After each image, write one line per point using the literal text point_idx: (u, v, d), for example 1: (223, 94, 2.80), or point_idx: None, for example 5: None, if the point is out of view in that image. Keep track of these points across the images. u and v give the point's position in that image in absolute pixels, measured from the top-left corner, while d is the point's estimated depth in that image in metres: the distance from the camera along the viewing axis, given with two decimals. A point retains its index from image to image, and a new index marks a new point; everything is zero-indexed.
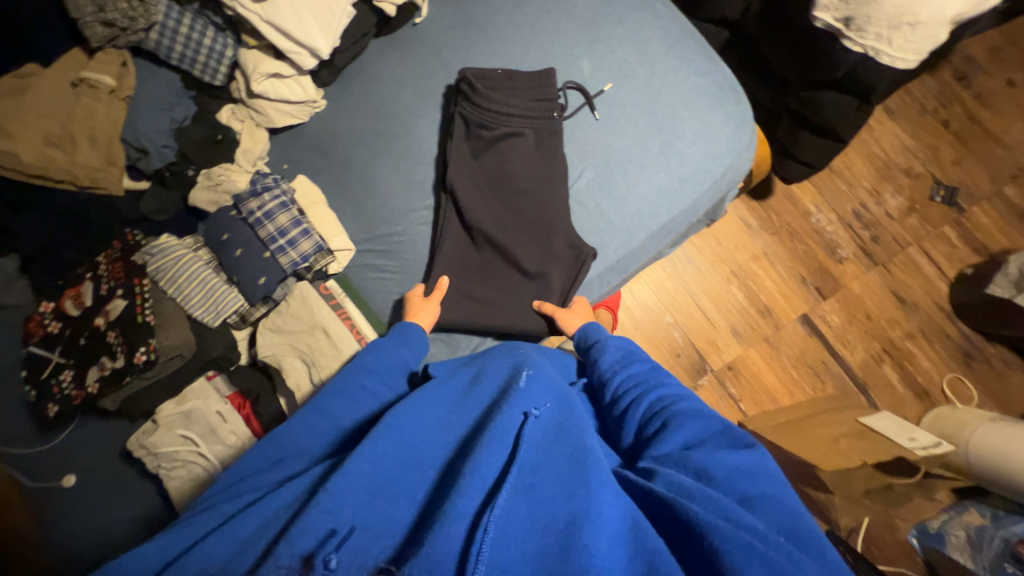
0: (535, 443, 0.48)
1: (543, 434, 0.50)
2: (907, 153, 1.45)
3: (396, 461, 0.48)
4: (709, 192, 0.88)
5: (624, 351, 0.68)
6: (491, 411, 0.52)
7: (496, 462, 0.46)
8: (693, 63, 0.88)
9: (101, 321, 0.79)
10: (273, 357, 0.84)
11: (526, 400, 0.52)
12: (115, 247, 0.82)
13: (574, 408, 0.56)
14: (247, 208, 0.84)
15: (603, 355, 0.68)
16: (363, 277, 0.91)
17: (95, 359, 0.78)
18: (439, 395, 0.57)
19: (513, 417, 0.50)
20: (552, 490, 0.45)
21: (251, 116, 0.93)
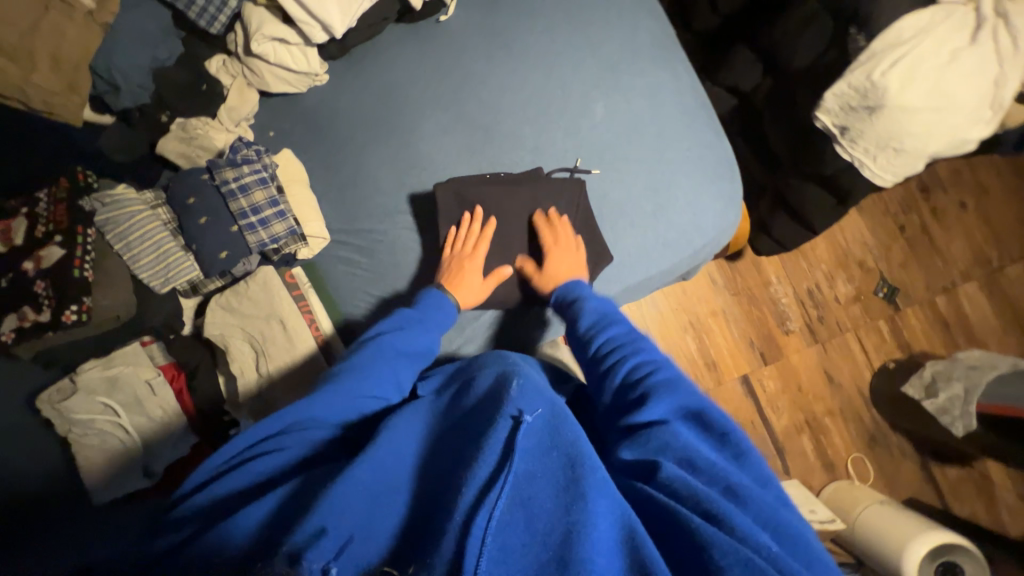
0: (527, 453, 0.47)
1: (535, 440, 0.48)
2: (865, 247, 1.58)
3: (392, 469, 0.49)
4: (687, 259, 0.91)
5: (602, 315, 0.70)
6: (481, 420, 0.51)
7: (488, 466, 0.45)
8: (701, 133, 0.90)
9: (30, 267, 0.70)
10: (219, 337, 0.79)
11: (514, 403, 0.50)
12: (61, 184, 0.73)
13: (567, 410, 0.53)
14: (221, 176, 0.78)
15: (581, 317, 0.71)
16: (334, 268, 0.88)
17: (11, 307, 0.69)
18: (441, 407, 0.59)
19: (499, 423, 0.48)
20: (541, 502, 0.43)
21: (244, 74, 0.87)
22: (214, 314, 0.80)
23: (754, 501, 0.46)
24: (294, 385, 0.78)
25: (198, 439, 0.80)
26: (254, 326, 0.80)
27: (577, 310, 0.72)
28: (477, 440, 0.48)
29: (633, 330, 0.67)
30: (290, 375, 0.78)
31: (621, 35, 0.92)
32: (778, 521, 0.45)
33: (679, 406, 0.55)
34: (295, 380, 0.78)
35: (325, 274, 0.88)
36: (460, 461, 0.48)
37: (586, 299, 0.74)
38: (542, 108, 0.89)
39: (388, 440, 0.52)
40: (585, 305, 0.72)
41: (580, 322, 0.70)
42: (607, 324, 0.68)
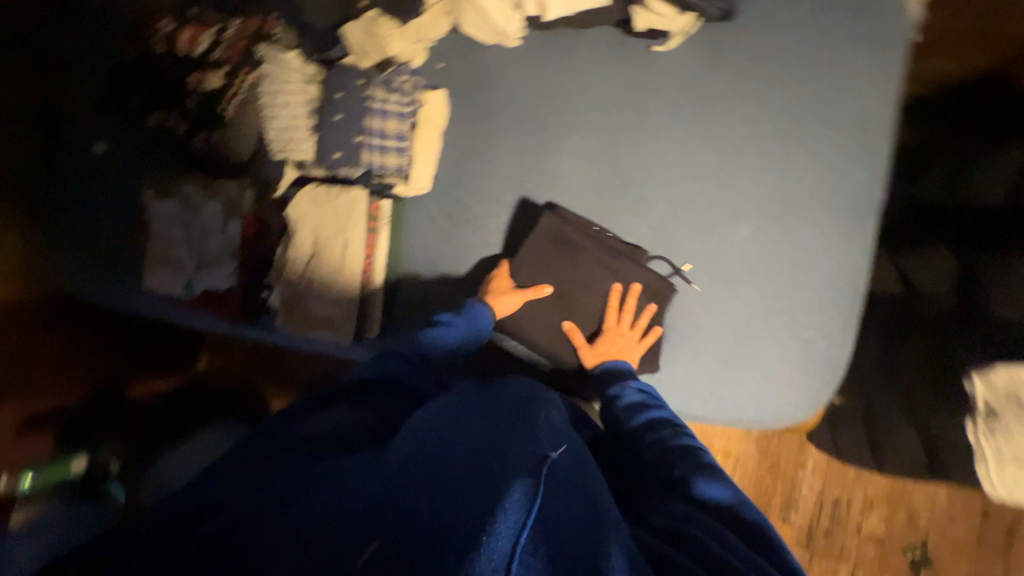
0: (556, 484, 0.41)
1: (563, 479, 0.43)
2: (926, 502, 1.39)
3: (423, 443, 0.46)
4: (727, 423, 0.80)
5: (647, 396, 0.69)
6: (507, 432, 0.47)
7: (512, 478, 0.39)
8: (832, 317, 0.77)
9: (194, 82, 0.81)
10: (293, 222, 0.83)
11: (542, 436, 0.47)
12: (249, 25, 0.81)
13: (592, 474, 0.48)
14: (372, 90, 0.80)
15: (624, 393, 0.70)
16: (416, 218, 0.89)
17: (169, 105, 0.82)
18: (484, 398, 0.58)
19: (531, 443, 0.45)
20: (567, 536, 0.38)
21: (449, 2, 0.87)
22: (297, 196, 0.83)
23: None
24: (328, 298, 0.84)
25: (236, 285, 0.88)
26: (319, 229, 0.83)
27: (621, 387, 0.71)
28: (502, 449, 0.44)
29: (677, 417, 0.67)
30: (330, 287, 0.84)
31: (823, 172, 0.79)
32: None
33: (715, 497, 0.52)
34: (330, 293, 0.84)
35: (405, 220, 0.89)
36: (480, 459, 0.43)
37: (630, 377, 0.74)
38: (691, 196, 0.82)
39: (418, 421, 0.51)
40: (629, 383, 0.72)
41: (624, 397, 0.69)
42: (649, 406, 0.68)
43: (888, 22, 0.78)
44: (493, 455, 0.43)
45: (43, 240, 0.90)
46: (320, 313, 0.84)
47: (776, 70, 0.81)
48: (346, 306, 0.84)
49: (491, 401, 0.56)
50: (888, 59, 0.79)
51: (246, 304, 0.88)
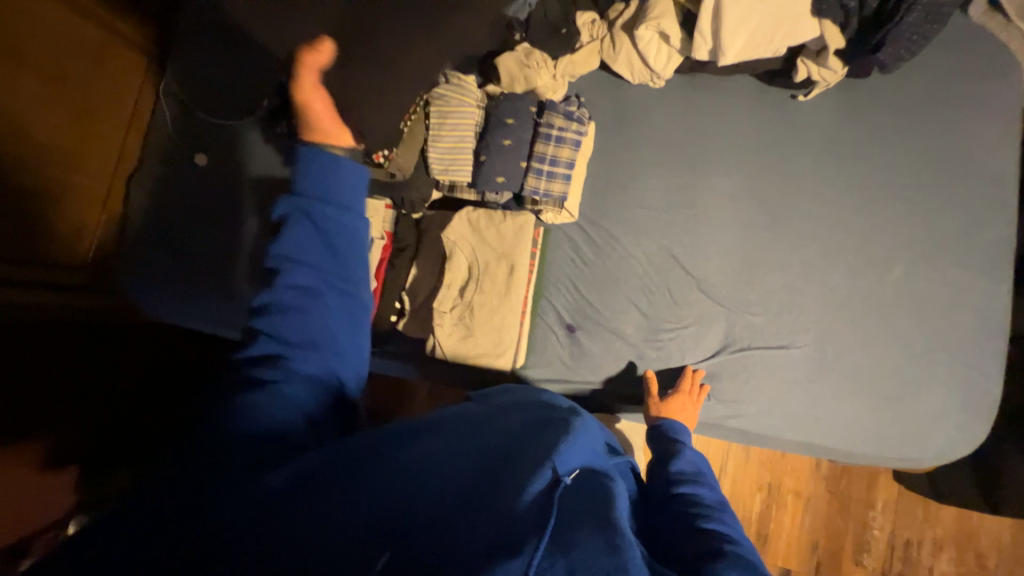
0: (571, 514, 0.38)
1: (585, 510, 0.39)
2: (994, 543, 1.41)
3: (421, 458, 0.42)
4: (882, 459, 0.81)
5: (697, 467, 0.65)
6: (522, 451, 0.43)
7: (527, 495, 0.38)
8: (985, 357, 0.80)
9: None
10: (451, 244, 0.81)
11: (557, 461, 0.42)
12: None
13: (613, 483, 0.45)
14: (547, 119, 0.80)
15: (679, 455, 0.67)
16: (561, 247, 0.89)
17: None
18: (499, 418, 0.51)
19: (538, 472, 0.40)
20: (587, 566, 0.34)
21: (603, 42, 0.90)
22: (459, 220, 0.82)
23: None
24: (483, 326, 0.79)
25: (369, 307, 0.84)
26: (481, 255, 0.80)
27: (677, 447, 0.69)
28: (510, 477, 0.40)
29: (725, 500, 0.61)
30: (486, 317, 0.79)
31: (964, 219, 0.84)
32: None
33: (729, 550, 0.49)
34: (485, 321, 0.79)
35: (553, 248, 0.89)
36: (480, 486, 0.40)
37: (685, 442, 0.70)
38: (840, 236, 0.85)
39: (420, 424, 0.48)
40: (684, 448, 0.68)
41: (676, 463, 0.65)
42: (696, 478, 0.63)
43: (1009, 89, 0.87)
44: (504, 481, 0.40)
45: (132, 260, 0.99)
46: (471, 341, 0.79)
47: (913, 123, 0.87)
48: (502, 337, 0.78)
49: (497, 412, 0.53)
50: (1011, 120, 0.86)
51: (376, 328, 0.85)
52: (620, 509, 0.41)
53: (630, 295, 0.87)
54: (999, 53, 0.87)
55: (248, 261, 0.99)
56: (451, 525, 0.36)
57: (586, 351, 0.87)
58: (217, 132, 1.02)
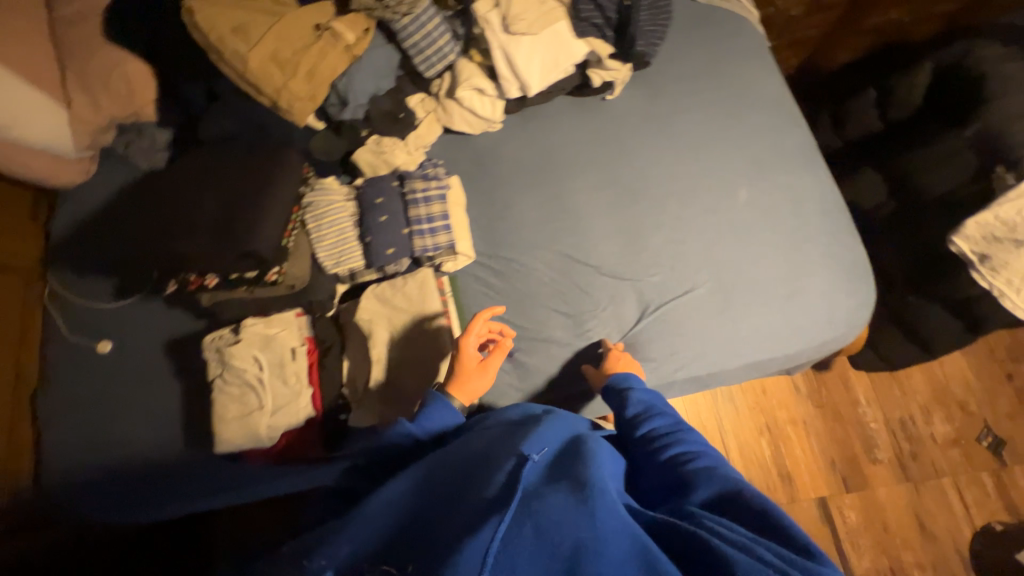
0: (537, 490, 0.51)
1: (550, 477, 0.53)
2: (966, 388, 1.52)
3: (433, 484, 0.58)
4: (811, 349, 0.90)
5: (649, 403, 0.77)
6: (501, 454, 0.58)
7: (503, 484, 0.51)
8: (838, 233, 0.93)
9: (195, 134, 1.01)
10: (367, 323, 0.84)
11: (523, 450, 0.57)
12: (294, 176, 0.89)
13: (580, 451, 0.59)
14: (410, 187, 0.89)
15: (632, 396, 0.79)
16: (472, 286, 0.96)
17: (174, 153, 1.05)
18: (495, 432, 0.66)
19: (506, 469, 0.54)
20: (552, 517, 0.47)
21: (436, 112, 1.04)
22: (366, 299, 0.86)
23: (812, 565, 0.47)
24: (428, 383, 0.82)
25: (314, 415, 0.85)
26: (402, 321, 0.84)
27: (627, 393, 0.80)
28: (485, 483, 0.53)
29: (677, 419, 0.74)
30: (427, 373, 0.83)
31: (770, 137, 1.00)
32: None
33: (685, 466, 0.64)
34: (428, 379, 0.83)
35: (466, 290, 0.96)
36: (465, 485, 0.54)
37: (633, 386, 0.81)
38: (689, 187, 0.98)
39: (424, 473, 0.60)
40: (631, 392, 0.79)
41: (627, 408, 0.77)
42: (650, 413, 0.76)
43: (752, 38, 1.10)
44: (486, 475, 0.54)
45: (57, 474, 0.94)
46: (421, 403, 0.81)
47: (699, 84, 1.06)
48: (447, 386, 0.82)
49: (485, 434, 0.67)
50: (765, 58, 1.09)
51: (330, 432, 0.87)
52: (588, 470, 0.54)
53: (543, 303, 0.94)
54: (732, 17, 1.11)
55: (181, 425, 0.96)
56: (441, 534, 0.48)
57: (528, 366, 0.91)
58: (114, 315, 1.02)
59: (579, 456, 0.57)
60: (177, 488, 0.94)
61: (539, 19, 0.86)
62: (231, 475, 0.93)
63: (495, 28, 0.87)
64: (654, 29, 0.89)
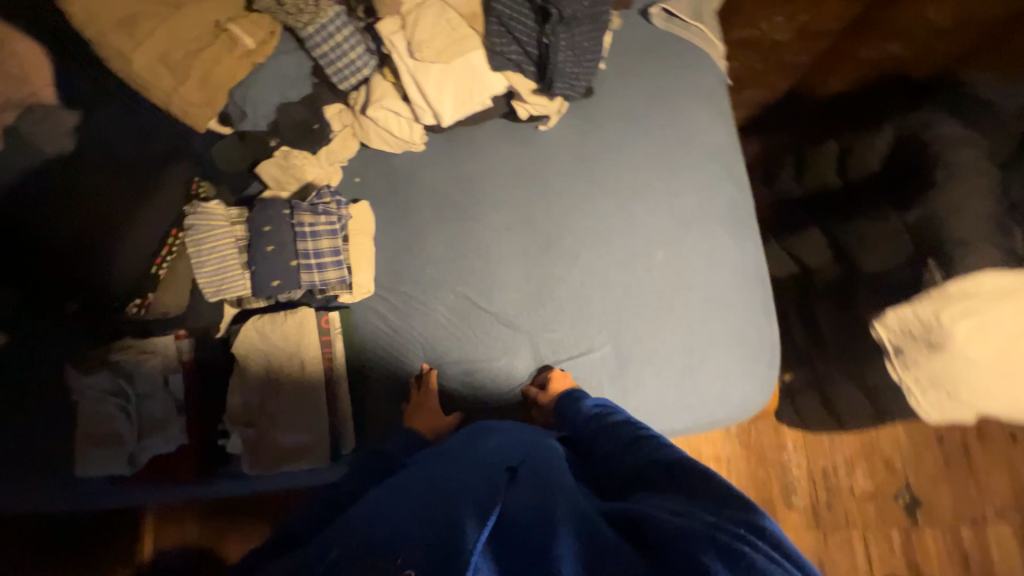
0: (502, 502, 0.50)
1: (527, 483, 0.54)
2: (895, 446, 1.51)
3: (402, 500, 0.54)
4: (701, 426, 0.88)
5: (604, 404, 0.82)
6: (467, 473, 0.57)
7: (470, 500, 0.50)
8: (749, 310, 0.89)
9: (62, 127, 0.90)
10: (243, 356, 0.84)
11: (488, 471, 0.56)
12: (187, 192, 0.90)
13: (540, 468, 0.57)
14: (299, 219, 0.85)
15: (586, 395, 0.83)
16: (367, 320, 0.91)
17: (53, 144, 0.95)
18: (472, 440, 0.67)
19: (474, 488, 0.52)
20: (517, 510, 0.49)
21: (353, 126, 0.96)
22: (243, 335, 0.85)
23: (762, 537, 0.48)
24: (295, 427, 0.84)
25: (187, 442, 0.84)
26: (277, 361, 0.84)
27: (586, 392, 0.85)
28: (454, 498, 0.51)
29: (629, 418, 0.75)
30: (296, 414, 0.84)
31: (702, 195, 0.93)
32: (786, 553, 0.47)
33: (644, 459, 0.65)
34: (296, 422, 0.84)
35: (359, 325, 0.91)
36: (444, 482, 0.54)
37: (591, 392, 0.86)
38: (607, 241, 0.93)
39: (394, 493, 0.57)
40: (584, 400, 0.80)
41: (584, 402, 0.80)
42: (607, 407, 0.80)
43: (710, 74, 1.00)
44: (465, 478, 0.54)
45: None
46: (289, 444, 0.83)
47: (641, 123, 0.97)
48: (316, 429, 0.84)
49: (450, 452, 0.65)
50: (719, 100, 1.00)
51: (202, 460, 0.86)
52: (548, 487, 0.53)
53: (438, 346, 0.91)
54: (689, 48, 1.00)
55: None
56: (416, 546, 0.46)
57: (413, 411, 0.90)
58: None
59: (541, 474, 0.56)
60: None
61: (448, 47, 0.78)
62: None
63: (402, 51, 0.78)
64: (580, 62, 0.82)
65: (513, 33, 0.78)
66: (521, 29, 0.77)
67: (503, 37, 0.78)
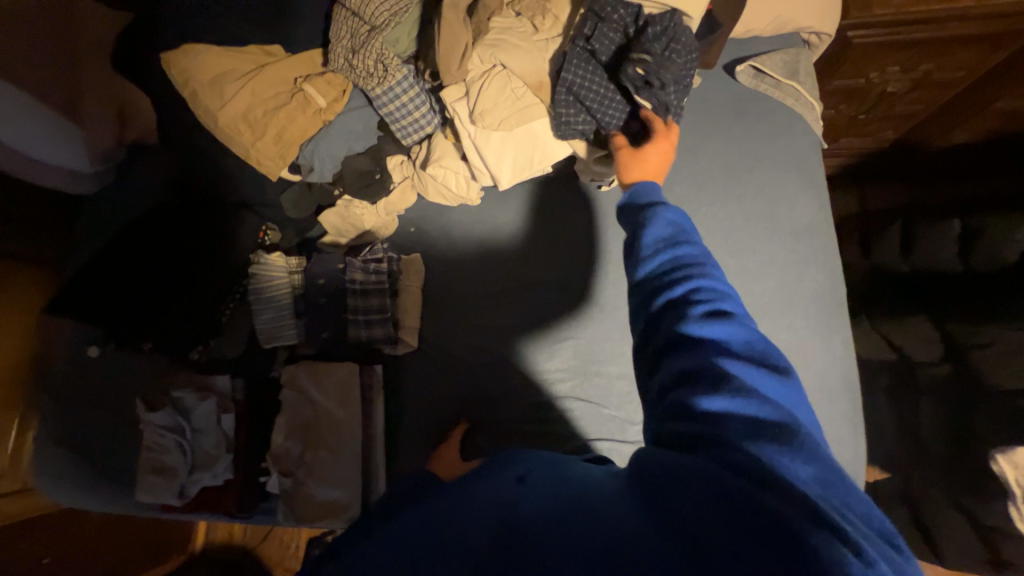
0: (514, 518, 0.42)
1: (540, 486, 0.47)
2: None
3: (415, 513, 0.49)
4: None
5: (675, 232, 0.55)
6: (484, 477, 0.51)
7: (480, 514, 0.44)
8: (831, 419, 0.77)
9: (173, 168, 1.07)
10: (289, 403, 0.86)
11: (505, 475, 0.51)
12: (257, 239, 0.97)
13: (558, 469, 0.51)
14: (352, 275, 0.87)
15: (646, 229, 0.56)
16: (407, 380, 0.88)
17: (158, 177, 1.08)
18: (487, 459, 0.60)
19: (484, 496, 0.47)
20: (526, 509, 0.43)
21: (412, 179, 0.96)
22: (288, 384, 0.87)
23: (799, 461, 0.41)
24: (328, 482, 0.84)
25: (233, 477, 0.88)
26: (320, 415, 0.86)
27: (647, 214, 0.58)
28: (461, 509, 0.46)
29: (703, 254, 0.54)
30: (330, 468, 0.85)
31: (781, 280, 0.82)
32: (831, 473, 0.40)
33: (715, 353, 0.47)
34: (330, 476, 0.85)
35: (400, 383, 0.89)
36: (457, 497, 0.49)
37: (659, 203, 0.59)
38: None
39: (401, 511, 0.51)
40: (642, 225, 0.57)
41: (640, 254, 0.55)
42: (672, 245, 0.55)
43: (802, 138, 0.89)
44: (475, 490, 0.49)
45: None
46: (324, 497, 0.84)
47: (718, 189, 0.87)
48: (349, 486, 0.84)
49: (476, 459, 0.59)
50: (812, 167, 0.88)
51: (244, 500, 0.88)
52: (565, 486, 0.47)
53: (472, 413, 0.86)
54: (779, 112, 0.89)
55: None
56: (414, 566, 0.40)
57: None
58: None
59: (559, 475, 0.49)
60: None
61: (513, 115, 0.74)
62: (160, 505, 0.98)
63: (464, 117, 0.76)
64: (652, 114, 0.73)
65: (583, 95, 0.72)
66: (594, 92, 0.71)
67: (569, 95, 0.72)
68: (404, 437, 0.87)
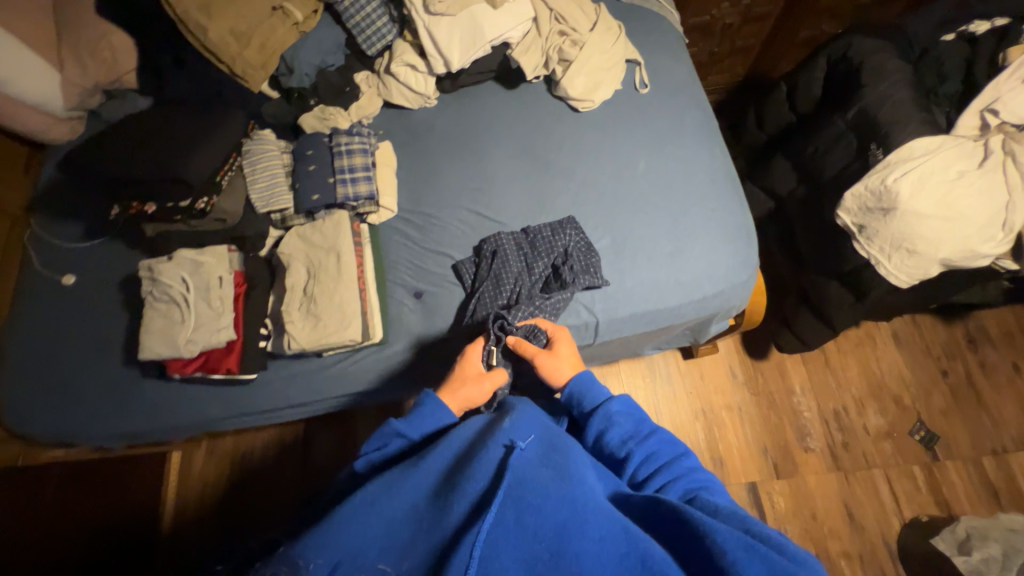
0: (518, 491, 0.50)
1: (536, 457, 0.55)
2: (901, 382, 1.54)
3: (421, 490, 0.53)
4: (696, 304, 0.97)
5: (632, 421, 0.68)
6: (484, 442, 0.58)
7: (480, 483, 0.51)
8: (725, 200, 1.02)
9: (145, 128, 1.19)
10: (287, 256, 0.97)
11: (510, 435, 0.58)
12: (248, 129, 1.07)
13: (557, 441, 0.59)
14: (337, 141, 1.02)
15: (611, 427, 0.67)
16: (391, 237, 1.06)
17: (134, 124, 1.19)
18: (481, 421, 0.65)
19: (495, 450, 0.55)
20: (540, 504, 0.49)
21: (378, 87, 1.15)
22: (289, 240, 0.98)
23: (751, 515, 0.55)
24: (324, 319, 0.91)
25: (235, 337, 0.93)
26: (312, 264, 0.96)
27: (604, 411, 0.69)
28: (466, 488, 0.51)
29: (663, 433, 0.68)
30: (327, 307, 0.92)
31: (671, 117, 1.10)
32: None
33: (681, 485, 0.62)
34: (327, 316, 0.91)
35: (383, 238, 1.06)
36: (459, 466, 0.55)
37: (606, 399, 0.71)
38: (594, 157, 1.08)
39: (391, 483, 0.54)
40: (607, 407, 0.69)
41: (615, 435, 0.67)
42: (636, 430, 0.67)
43: (669, 31, 1.21)
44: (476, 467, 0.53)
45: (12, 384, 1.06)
46: (322, 332, 0.91)
47: None
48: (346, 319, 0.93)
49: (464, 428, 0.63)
50: (679, 49, 1.20)
51: (247, 359, 0.95)
52: (568, 461, 0.56)
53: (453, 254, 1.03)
54: (650, 15, 1.22)
55: (119, 348, 1.06)
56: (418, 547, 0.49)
57: (435, 305, 1.00)
58: (77, 254, 1.14)
59: (561, 448, 0.58)
60: (108, 403, 1.03)
61: (456, 2, 1.00)
62: (162, 396, 1.02)
63: (420, 11, 1.02)
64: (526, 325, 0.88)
65: (485, 275, 0.97)
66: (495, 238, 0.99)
67: (478, 288, 0.98)
68: (397, 281, 1.02)
